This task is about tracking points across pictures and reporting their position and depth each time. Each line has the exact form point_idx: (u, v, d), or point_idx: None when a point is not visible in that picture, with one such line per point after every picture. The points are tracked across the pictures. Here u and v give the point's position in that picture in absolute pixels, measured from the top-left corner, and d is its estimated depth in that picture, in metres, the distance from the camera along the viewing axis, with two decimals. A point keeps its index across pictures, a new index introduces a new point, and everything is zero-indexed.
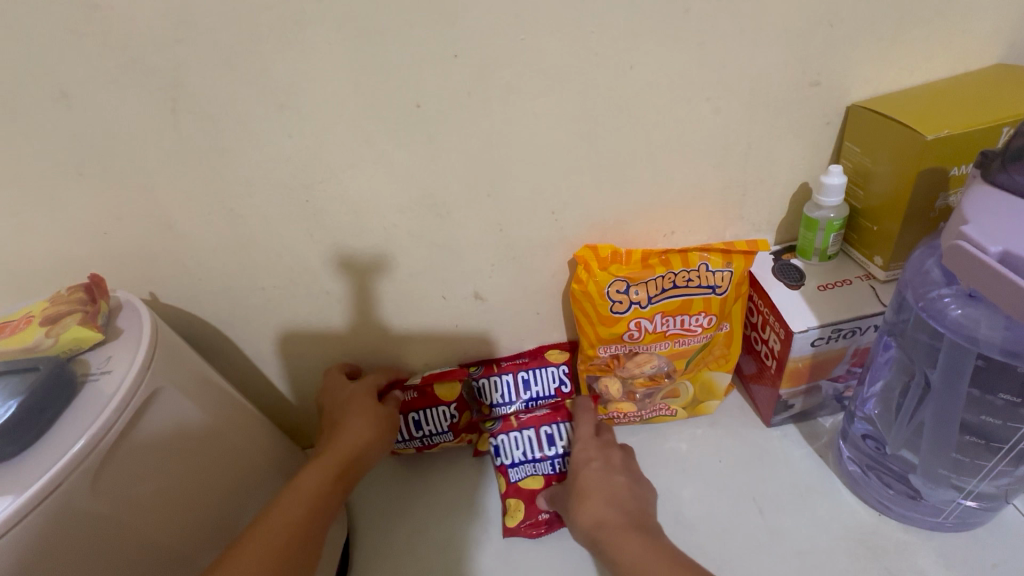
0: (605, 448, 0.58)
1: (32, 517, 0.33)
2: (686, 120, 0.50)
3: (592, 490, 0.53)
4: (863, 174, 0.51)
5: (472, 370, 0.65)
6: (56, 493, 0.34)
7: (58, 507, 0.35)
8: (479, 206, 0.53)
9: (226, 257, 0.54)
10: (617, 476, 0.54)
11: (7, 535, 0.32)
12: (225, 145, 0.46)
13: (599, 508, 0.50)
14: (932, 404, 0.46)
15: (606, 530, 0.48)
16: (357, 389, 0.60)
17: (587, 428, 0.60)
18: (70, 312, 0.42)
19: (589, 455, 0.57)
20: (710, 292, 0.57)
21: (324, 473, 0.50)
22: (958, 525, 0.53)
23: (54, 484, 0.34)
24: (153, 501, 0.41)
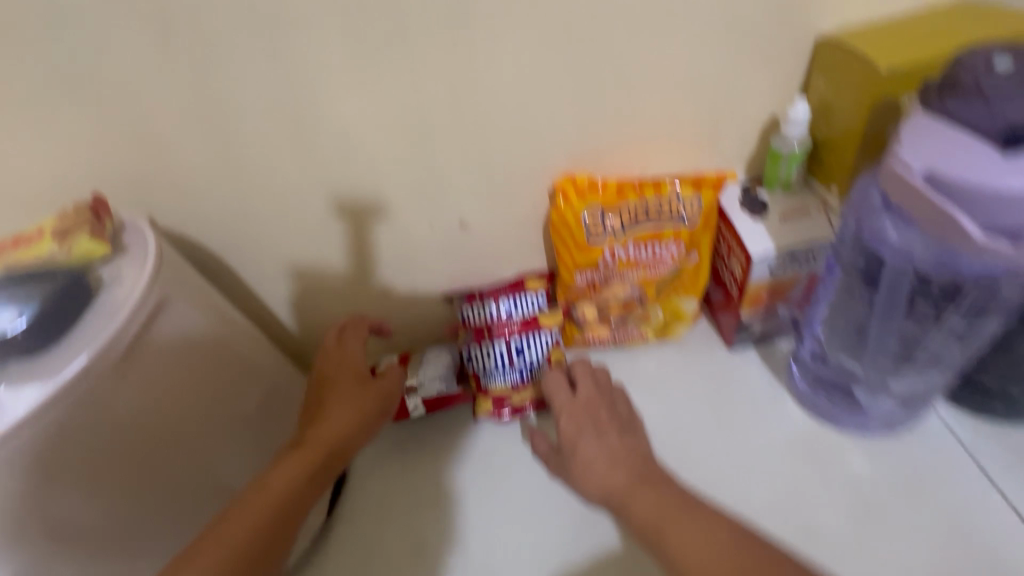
0: (591, 416, 0.58)
1: (58, 403, 0.39)
2: (661, 49, 0.51)
3: (592, 457, 0.55)
4: (826, 107, 0.53)
5: (456, 299, 0.68)
6: (77, 388, 0.39)
7: (81, 398, 0.40)
8: (462, 134, 0.55)
9: (218, 181, 0.56)
10: (610, 437, 0.56)
11: (41, 417, 0.38)
12: (211, 67, 0.48)
13: (603, 472, 0.54)
14: (875, 315, 0.51)
15: (622, 499, 0.52)
16: (345, 364, 0.58)
17: (563, 394, 0.61)
18: (79, 227, 0.45)
19: (575, 424, 0.58)
20: (680, 222, 0.61)
21: (298, 466, 0.48)
22: (887, 429, 0.59)
23: (75, 381, 0.39)
24: (172, 398, 0.46)
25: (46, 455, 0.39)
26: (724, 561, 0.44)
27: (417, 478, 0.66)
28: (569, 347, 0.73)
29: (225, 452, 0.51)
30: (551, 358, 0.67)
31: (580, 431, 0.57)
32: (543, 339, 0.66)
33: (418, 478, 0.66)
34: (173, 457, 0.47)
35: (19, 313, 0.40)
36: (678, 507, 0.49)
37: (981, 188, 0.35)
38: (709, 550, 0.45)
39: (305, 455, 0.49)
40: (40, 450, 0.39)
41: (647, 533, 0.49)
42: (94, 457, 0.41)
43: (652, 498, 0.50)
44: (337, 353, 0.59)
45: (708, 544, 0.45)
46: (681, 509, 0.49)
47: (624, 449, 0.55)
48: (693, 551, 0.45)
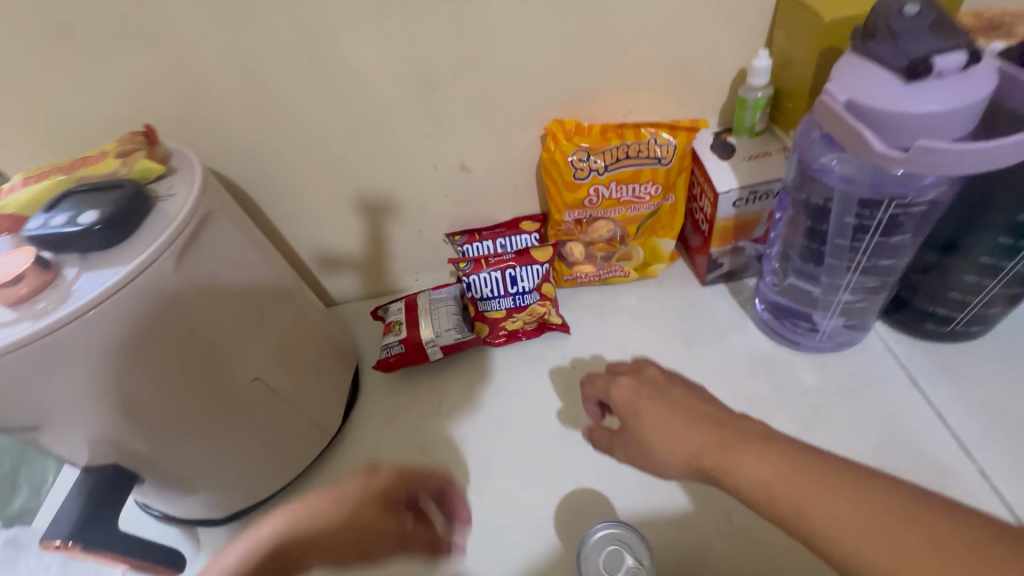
0: (639, 382, 0.50)
1: (134, 283, 0.46)
2: (638, 2, 0.58)
3: (665, 427, 0.44)
4: (785, 58, 0.60)
5: (457, 238, 0.77)
6: (134, 281, 0.46)
7: (135, 291, 0.47)
8: (463, 79, 0.62)
9: (246, 120, 0.63)
10: (672, 390, 0.48)
11: (103, 302, 0.45)
12: (245, 12, 0.55)
13: (687, 442, 0.43)
14: (829, 239, 0.59)
15: (710, 463, 0.41)
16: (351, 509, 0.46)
17: (620, 385, 0.51)
18: (136, 150, 0.53)
19: (634, 396, 0.49)
20: (657, 163, 0.68)
21: (254, 547, 0.43)
22: (836, 343, 0.67)
23: (133, 275, 0.46)
24: (223, 294, 0.54)
25: (109, 333, 0.46)
26: (891, 528, 0.33)
27: (421, 395, 0.75)
28: (559, 284, 0.81)
29: (259, 353, 0.60)
30: (541, 287, 0.76)
31: (636, 394, 0.49)
32: (534, 270, 0.74)
33: (422, 395, 0.75)
34: (215, 350, 0.54)
35: (96, 211, 0.46)
36: (800, 469, 0.37)
37: (894, 109, 0.41)
38: (843, 516, 0.34)
39: (268, 545, 0.43)
40: (120, 320, 0.47)
41: (775, 509, 0.37)
42: (147, 340, 0.49)
43: (753, 457, 0.39)
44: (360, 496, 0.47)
45: (868, 512, 0.34)
46: (807, 468, 0.37)
47: (690, 406, 0.45)
48: (841, 517, 0.35)
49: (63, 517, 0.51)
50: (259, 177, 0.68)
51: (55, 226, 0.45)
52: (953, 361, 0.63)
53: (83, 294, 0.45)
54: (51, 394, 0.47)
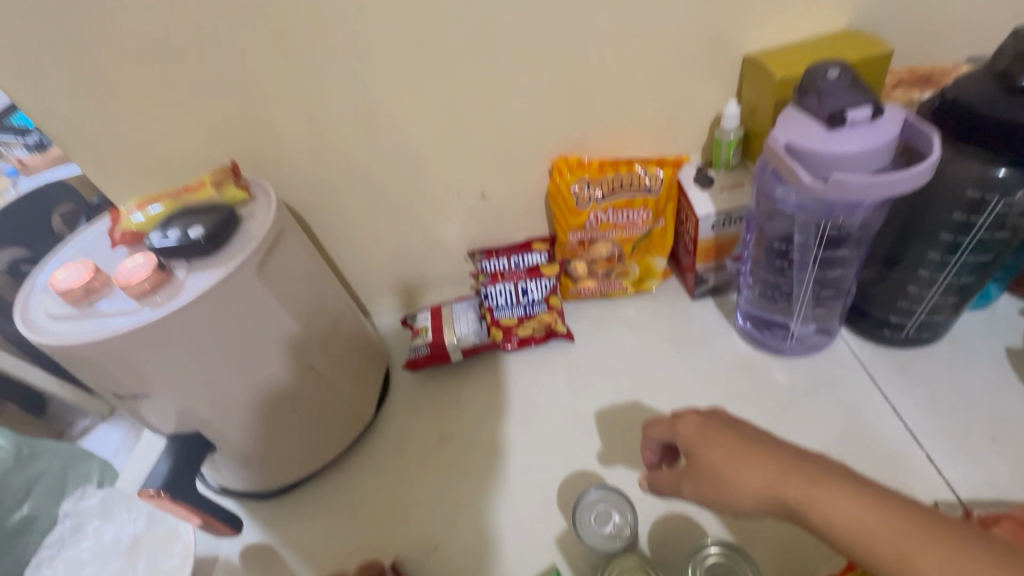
0: (705, 416, 0.52)
1: (227, 283, 0.59)
2: (628, 64, 0.71)
3: (742, 468, 0.46)
4: (752, 108, 0.73)
5: (477, 255, 0.89)
6: (226, 284, 0.59)
7: (228, 292, 0.59)
8: (485, 124, 0.76)
9: (309, 157, 0.77)
10: (741, 426, 0.50)
11: (204, 299, 0.57)
12: (314, 75, 0.69)
13: (767, 483, 0.45)
14: (794, 257, 0.69)
15: (794, 495, 0.44)
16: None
17: (688, 421, 0.53)
18: (226, 179, 0.67)
19: (702, 434, 0.51)
20: (647, 193, 0.80)
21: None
22: (807, 347, 0.77)
23: (225, 278, 0.58)
24: (286, 297, 0.66)
25: (206, 323, 0.58)
26: None
27: (445, 392, 0.86)
28: (565, 297, 0.92)
29: (312, 348, 0.71)
30: (548, 298, 0.88)
31: (703, 430, 0.51)
32: (542, 284, 0.87)
33: (445, 392, 0.86)
34: (279, 343, 0.66)
35: (201, 228, 0.60)
36: (895, 514, 0.40)
37: (824, 151, 0.52)
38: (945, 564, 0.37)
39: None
40: (215, 313, 0.59)
41: (877, 555, 0.40)
42: (233, 331, 0.61)
43: (843, 498, 0.42)
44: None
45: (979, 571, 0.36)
46: (901, 513, 0.40)
47: (765, 442, 0.48)
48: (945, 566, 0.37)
49: (157, 472, 0.64)
50: (316, 203, 0.82)
51: (171, 239, 0.59)
52: (908, 363, 0.73)
53: (191, 291, 0.58)
54: (158, 371, 0.59)
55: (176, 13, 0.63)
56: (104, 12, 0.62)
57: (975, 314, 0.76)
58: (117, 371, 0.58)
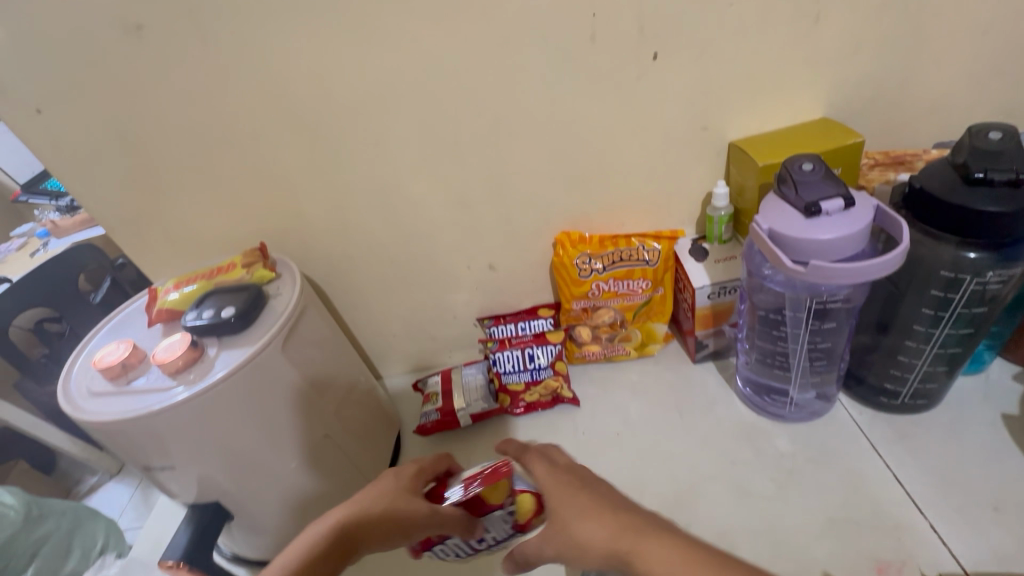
0: (553, 464, 0.57)
1: (255, 360, 0.63)
2: (621, 152, 0.78)
3: (582, 520, 0.50)
4: (739, 187, 0.78)
5: (486, 321, 0.94)
6: (255, 360, 0.63)
7: (256, 367, 0.63)
8: (492, 205, 0.82)
9: (330, 235, 0.84)
10: (590, 477, 0.55)
11: (234, 374, 0.62)
12: (337, 166, 0.77)
13: (598, 532, 0.49)
14: (788, 329, 0.72)
15: (626, 548, 0.47)
16: (407, 471, 0.60)
17: (540, 463, 0.57)
18: (256, 261, 0.73)
19: (557, 480, 0.55)
20: (645, 264, 0.85)
21: (314, 536, 0.55)
22: (807, 413, 0.79)
23: (254, 354, 0.63)
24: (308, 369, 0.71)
25: (234, 398, 0.63)
26: None
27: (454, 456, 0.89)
28: (571, 361, 0.95)
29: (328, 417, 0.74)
30: (554, 364, 0.91)
31: (555, 479, 0.55)
32: (549, 350, 0.90)
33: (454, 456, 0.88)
34: (299, 414, 0.70)
35: (233, 308, 0.65)
36: (708, 566, 0.44)
37: (804, 237, 0.56)
38: None
39: (330, 525, 0.55)
40: (242, 388, 0.63)
41: None
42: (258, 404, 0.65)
43: (661, 550, 0.46)
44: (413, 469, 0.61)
45: None
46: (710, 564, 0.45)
47: (607, 496, 0.52)
48: None
49: (177, 542, 0.66)
50: (335, 275, 0.88)
51: (205, 318, 0.64)
52: (906, 430, 0.74)
53: (221, 368, 0.62)
54: (185, 444, 0.62)
55: (220, 117, 0.71)
56: (157, 116, 0.71)
57: (969, 381, 0.78)
58: (147, 444, 0.61)
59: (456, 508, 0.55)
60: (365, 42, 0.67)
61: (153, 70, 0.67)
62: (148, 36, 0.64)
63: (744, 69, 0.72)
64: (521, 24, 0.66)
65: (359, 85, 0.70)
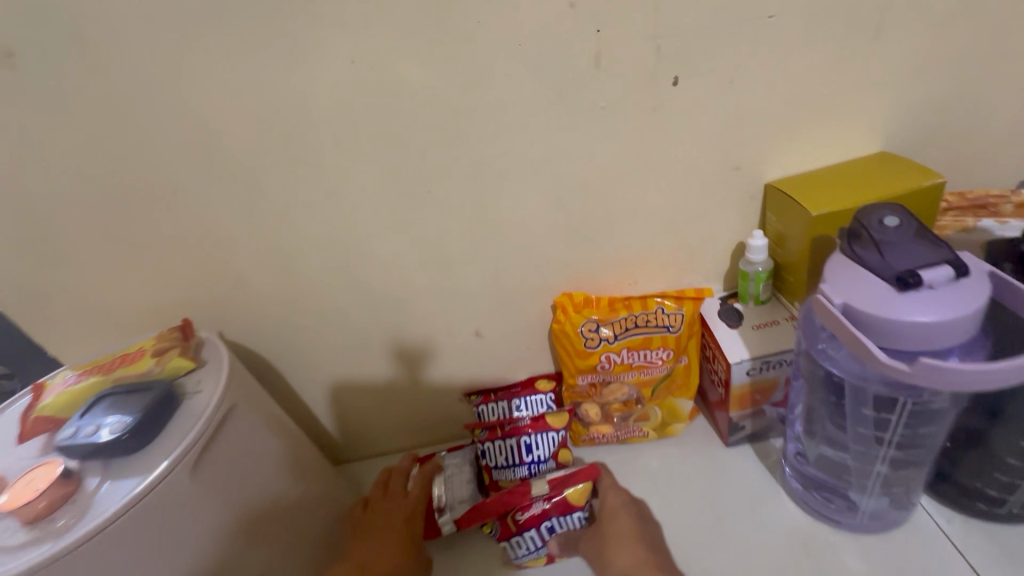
0: (631, 501, 0.67)
1: (151, 496, 0.47)
2: (635, 197, 0.63)
3: (617, 552, 0.61)
4: (780, 238, 0.64)
5: (474, 397, 0.78)
6: (156, 490, 0.47)
7: (157, 500, 0.47)
8: (477, 263, 0.67)
9: (281, 303, 0.68)
10: (647, 528, 0.64)
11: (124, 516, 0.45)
12: (286, 220, 0.62)
13: (623, 560, 0.60)
14: (850, 424, 0.57)
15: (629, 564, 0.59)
16: (393, 513, 0.66)
17: (616, 492, 0.67)
18: (172, 347, 0.57)
19: (621, 502, 0.66)
20: (666, 331, 0.70)
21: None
22: (877, 524, 0.62)
23: (155, 483, 0.47)
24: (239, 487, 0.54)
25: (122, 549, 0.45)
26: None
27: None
28: (577, 444, 0.78)
29: (262, 547, 0.57)
30: (558, 454, 0.72)
31: (623, 504, 0.66)
32: (550, 438, 0.72)
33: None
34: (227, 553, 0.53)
35: (126, 421, 0.49)
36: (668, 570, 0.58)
37: (892, 320, 0.42)
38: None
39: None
40: (136, 534, 0.46)
41: None
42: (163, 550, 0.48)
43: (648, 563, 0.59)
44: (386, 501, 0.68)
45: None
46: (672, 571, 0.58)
47: (651, 539, 0.63)
48: None
49: None
50: (286, 349, 0.72)
51: (87, 436, 0.48)
52: (1016, 547, 0.58)
53: (106, 507, 0.45)
54: None
55: (130, 166, 0.56)
56: (47, 165, 0.55)
57: None
58: None
59: (543, 501, 0.66)
60: (311, 73, 0.53)
61: (37, 110, 0.52)
62: (26, 67, 0.50)
63: (785, 97, 0.58)
64: (510, 47, 0.53)
65: (308, 124, 0.55)
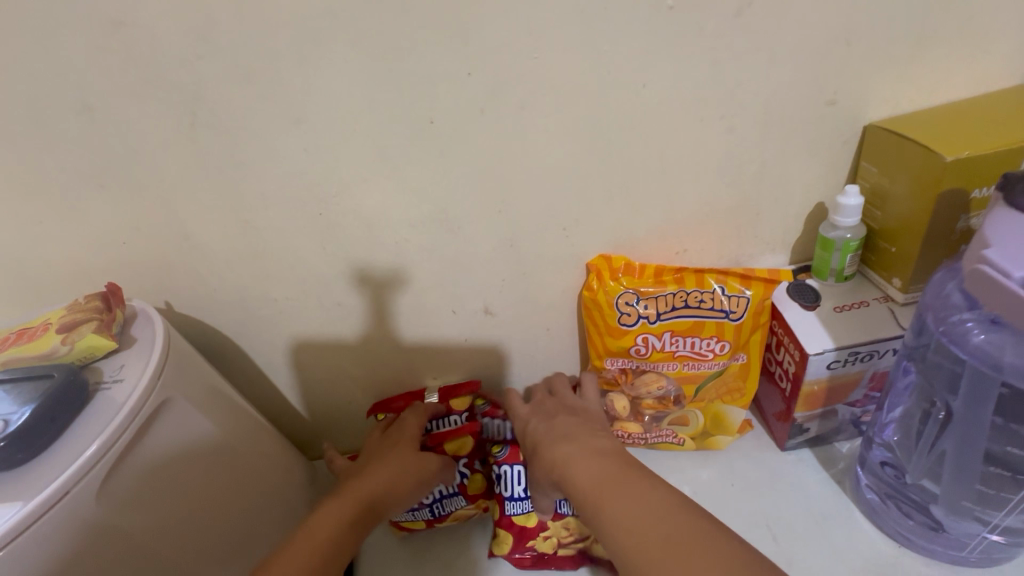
0: (543, 409, 0.58)
1: (53, 510, 0.34)
2: (698, 139, 0.49)
3: (541, 442, 0.52)
4: (880, 194, 0.50)
5: (480, 404, 0.63)
6: (63, 502, 0.35)
7: (67, 515, 0.35)
8: (491, 221, 0.52)
9: (240, 268, 0.53)
10: (557, 420, 0.54)
11: (15, 541, 0.33)
12: (242, 158, 0.47)
13: (545, 454, 0.50)
14: (979, 437, 0.43)
15: (553, 459, 0.49)
16: (405, 441, 0.56)
17: (518, 404, 0.61)
18: (87, 320, 0.43)
19: (527, 421, 0.58)
20: (724, 317, 0.56)
21: (342, 514, 0.45)
22: (982, 559, 0.51)
23: (61, 493, 0.35)
24: (176, 497, 0.42)
25: None
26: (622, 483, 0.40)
27: None
28: None
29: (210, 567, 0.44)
30: None
31: (529, 424, 0.57)
32: None
33: None
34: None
35: (7, 420, 0.36)
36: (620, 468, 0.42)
37: None
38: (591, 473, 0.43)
39: (353, 501, 0.47)
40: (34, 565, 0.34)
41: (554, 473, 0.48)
42: None
43: (582, 460, 0.45)
44: (401, 430, 0.58)
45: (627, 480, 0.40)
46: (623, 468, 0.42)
47: (584, 428, 0.52)
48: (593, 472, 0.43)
49: None
50: (251, 325, 0.58)
51: None
52: None
53: None
54: None
55: (21, 71, 0.41)
56: None
57: None
58: None
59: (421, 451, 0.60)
60: None
61: None
62: None
63: (910, 2, 0.44)
64: None
65: (267, 20, 0.40)
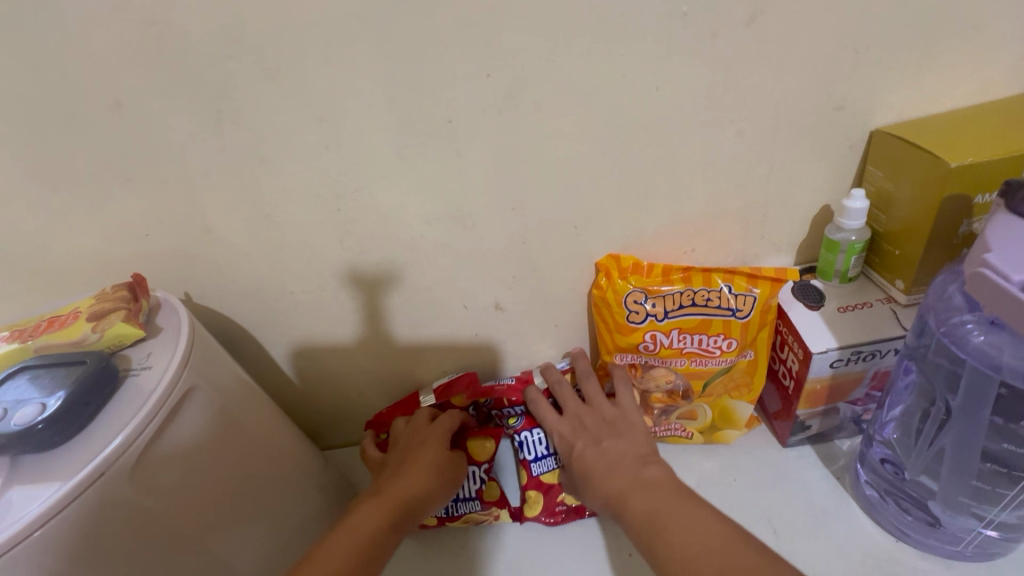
0: (581, 424, 0.56)
1: (88, 492, 0.36)
2: (707, 142, 0.50)
3: (592, 470, 0.51)
4: (885, 199, 0.51)
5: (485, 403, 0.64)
6: (97, 484, 0.36)
7: (100, 497, 0.36)
8: (505, 219, 0.53)
9: (258, 260, 0.55)
10: (603, 444, 0.52)
11: (52, 521, 0.34)
12: (265, 154, 0.48)
13: (599, 484, 0.49)
14: (979, 438, 0.45)
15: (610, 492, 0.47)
16: (433, 440, 0.56)
17: (550, 417, 0.58)
18: (115, 309, 0.44)
19: (568, 441, 0.56)
20: (730, 315, 0.58)
21: (383, 513, 0.46)
22: (977, 554, 0.52)
23: (96, 475, 0.36)
24: (202, 482, 0.43)
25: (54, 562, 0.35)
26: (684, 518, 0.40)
27: None
28: None
29: (232, 552, 0.46)
30: None
31: (572, 444, 0.55)
32: None
33: None
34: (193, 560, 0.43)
35: (43, 405, 0.37)
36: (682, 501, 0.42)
37: None
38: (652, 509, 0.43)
39: (387, 501, 0.48)
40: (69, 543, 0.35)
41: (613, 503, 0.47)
42: (114, 564, 0.37)
43: (640, 496, 0.44)
44: (428, 427, 0.58)
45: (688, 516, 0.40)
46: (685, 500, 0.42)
47: (632, 451, 0.50)
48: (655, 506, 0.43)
49: None
50: (268, 317, 0.60)
51: None
52: None
53: (19, 513, 0.34)
54: None
55: (55, 66, 0.42)
56: None
57: None
58: None
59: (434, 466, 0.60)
60: None
61: None
62: None
63: (918, 13, 0.45)
64: None
65: (294, 22, 0.42)
